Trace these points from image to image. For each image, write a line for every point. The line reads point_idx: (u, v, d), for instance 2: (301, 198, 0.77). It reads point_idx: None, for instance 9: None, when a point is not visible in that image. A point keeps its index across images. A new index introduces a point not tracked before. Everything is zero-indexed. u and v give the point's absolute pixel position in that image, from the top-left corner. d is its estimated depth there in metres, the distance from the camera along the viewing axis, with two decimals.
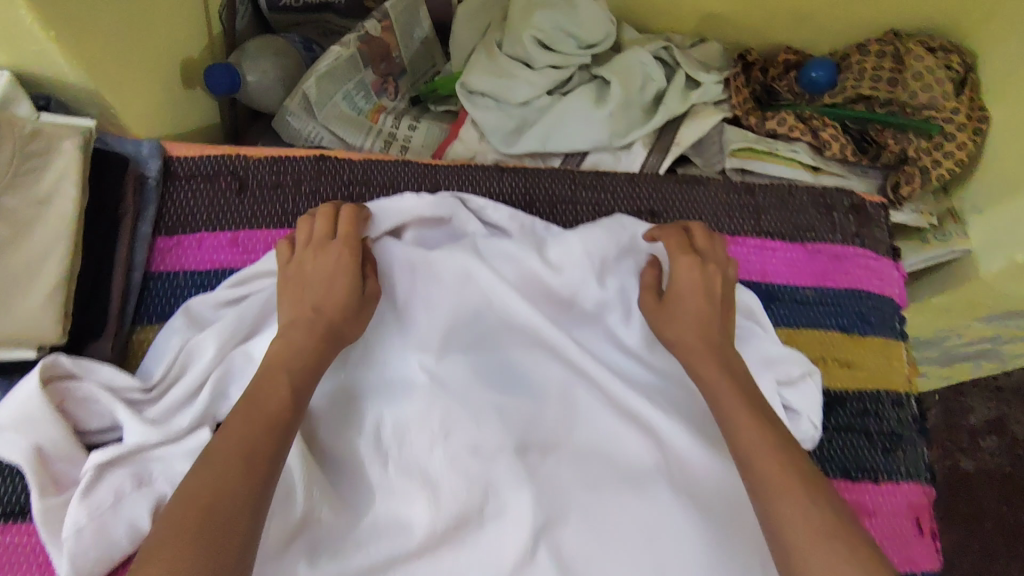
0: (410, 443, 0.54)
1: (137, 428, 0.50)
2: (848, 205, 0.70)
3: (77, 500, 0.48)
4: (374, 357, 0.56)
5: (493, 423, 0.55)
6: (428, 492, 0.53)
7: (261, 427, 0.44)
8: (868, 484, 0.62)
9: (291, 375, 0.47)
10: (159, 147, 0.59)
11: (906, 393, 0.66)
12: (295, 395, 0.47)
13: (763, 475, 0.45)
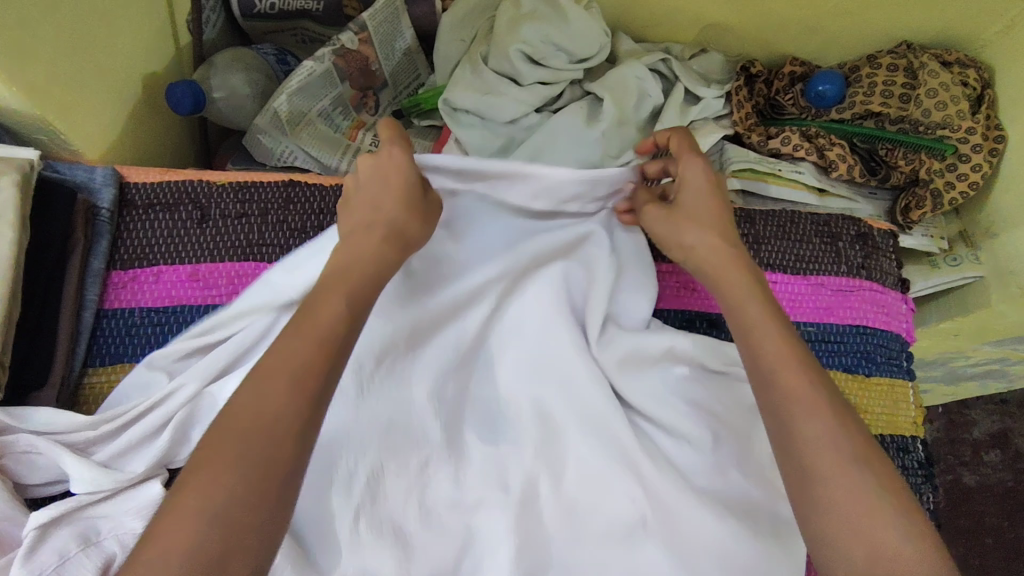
0: (384, 497, 0.50)
1: (86, 474, 0.46)
2: (855, 233, 0.64)
3: (17, 565, 0.42)
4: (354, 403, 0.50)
5: (474, 473, 0.51)
6: (399, 550, 0.49)
7: (313, 344, 0.38)
8: None
9: (346, 291, 0.41)
10: (113, 173, 0.55)
11: (911, 436, 0.61)
12: (353, 309, 0.41)
13: (784, 386, 0.42)
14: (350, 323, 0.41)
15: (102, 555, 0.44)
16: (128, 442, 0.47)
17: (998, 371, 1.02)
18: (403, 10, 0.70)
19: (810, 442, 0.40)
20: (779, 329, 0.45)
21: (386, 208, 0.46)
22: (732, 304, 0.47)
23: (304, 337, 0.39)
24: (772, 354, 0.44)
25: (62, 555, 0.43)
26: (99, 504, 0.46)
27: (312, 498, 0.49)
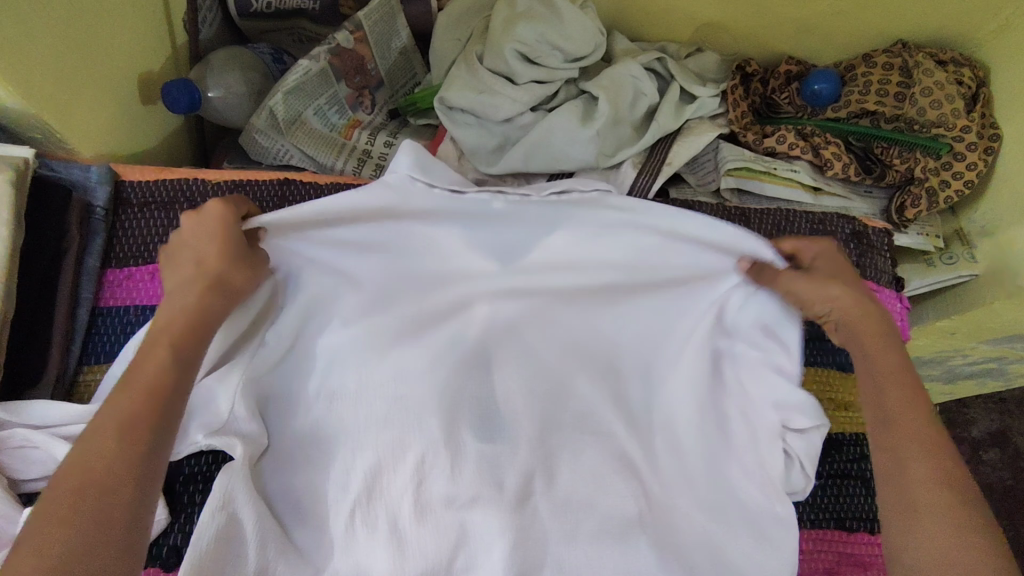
0: (383, 491, 0.50)
1: None
2: (849, 232, 0.64)
3: None
4: (337, 402, 0.52)
5: (469, 472, 0.50)
6: (395, 543, 0.49)
7: (136, 400, 0.40)
8: (863, 534, 0.57)
9: (173, 343, 0.42)
10: (108, 171, 0.55)
11: None
12: (179, 359, 0.42)
13: (906, 433, 0.45)
14: (176, 376, 0.42)
15: None
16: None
17: (995, 370, 1.02)
18: (399, 9, 0.70)
19: (923, 492, 0.43)
20: (903, 378, 0.47)
21: (211, 261, 0.45)
22: (869, 349, 0.48)
23: (121, 396, 0.40)
24: (899, 399, 0.46)
25: None
26: None
27: (309, 489, 0.50)
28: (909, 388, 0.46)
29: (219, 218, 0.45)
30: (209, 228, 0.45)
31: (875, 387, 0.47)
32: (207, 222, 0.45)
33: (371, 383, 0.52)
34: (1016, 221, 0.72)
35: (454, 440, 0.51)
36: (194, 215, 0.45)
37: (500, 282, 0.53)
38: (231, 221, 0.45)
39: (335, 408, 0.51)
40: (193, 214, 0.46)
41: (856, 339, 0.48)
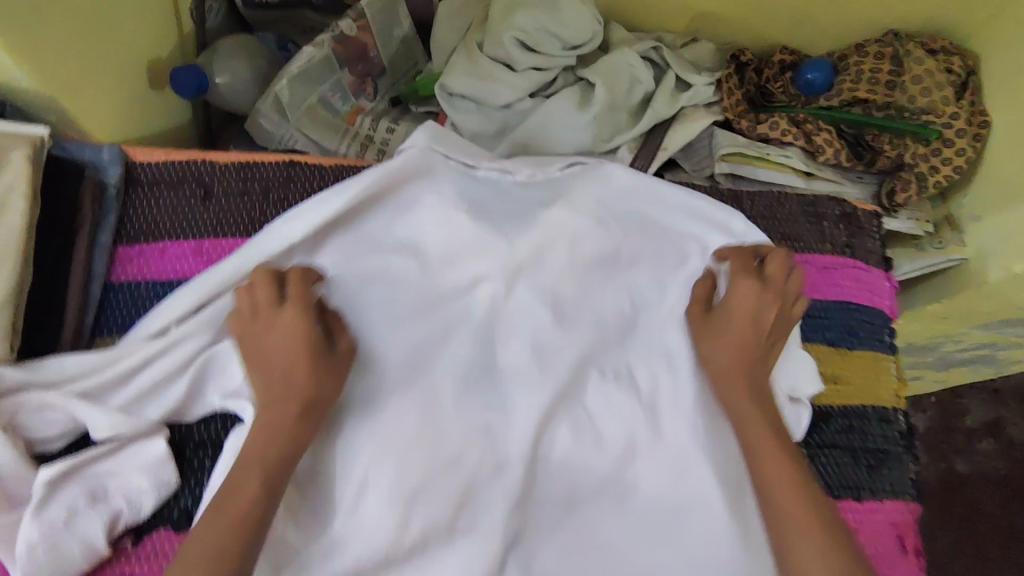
0: (391, 455, 0.51)
1: (107, 419, 0.48)
2: (839, 213, 0.66)
3: (29, 518, 0.45)
4: (345, 371, 0.54)
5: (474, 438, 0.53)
6: (405, 503, 0.50)
7: (226, 526, 0.42)
8: (851, 502, 0.57)
9: (262, 462, 0.45)
10: (120, 152, 0.56)
11: (894, 409, 0.62)
12: (269, 486, 0.45)
13: (783, 511, 0.46)
14: (267, 494, 0.44)
15: (110, 512, 0.47)
16: (144, 390, 0.49)
17: (987, 356, 1.04)
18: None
19: (794, 537, 0.45)
20: (776, 454, 0.49)
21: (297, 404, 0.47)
22: (746, 423, 0.51)
23: (219, 518, 0.43)
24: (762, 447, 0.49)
25: (70, 509, 0.46)
26: (108, 461, 0.48)
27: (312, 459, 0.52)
28: (775, 457, 0.49)
29: (302, 343, 0.48)
30: (293, 346, 0.48)
31: (751, 441, 0.50)
32: (290, 339, 0.48)
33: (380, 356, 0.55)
34: (1005, 205, 0.73)
35: (458, 411, 0.53)
36: (277, 341, 0.47)
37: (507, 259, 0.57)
38: (316, 342, 0.48)
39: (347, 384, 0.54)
40: (275, 336, 0.48)
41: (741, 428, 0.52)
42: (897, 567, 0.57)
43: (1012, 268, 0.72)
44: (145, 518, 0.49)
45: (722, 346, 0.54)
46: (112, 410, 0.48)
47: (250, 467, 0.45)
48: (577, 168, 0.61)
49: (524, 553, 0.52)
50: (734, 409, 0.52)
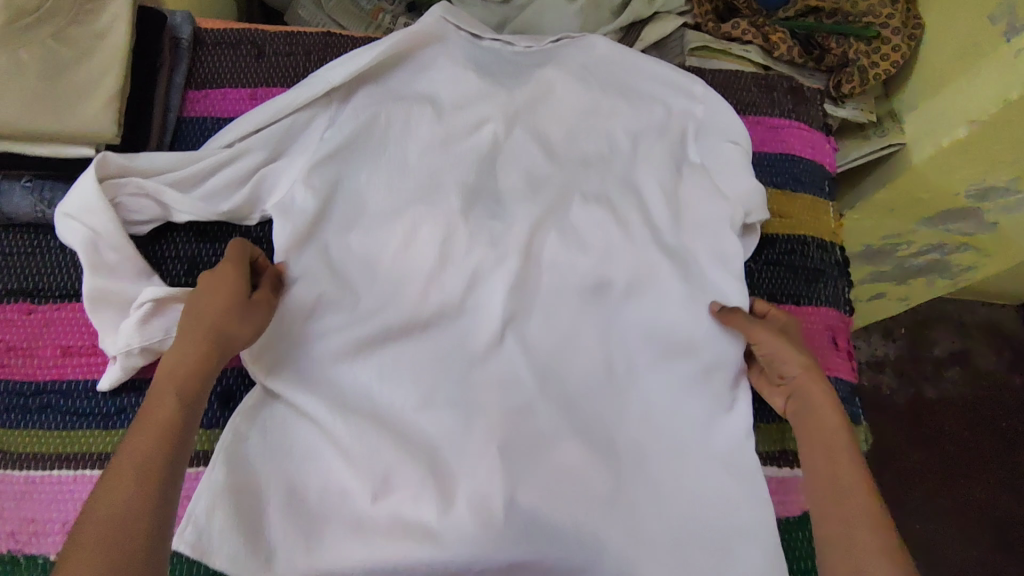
0: (415, 250, 0.64)
1: (190, 204, 0.60)
2: (787, 86, 0.78)
3: (133, 326, 0.55)
4: (367, 188, 0.66)
5: (481, 240, 0.65)
6: (429, 283, 0.64)
7: (156, 436, 0.48)
8: (790, 306, 0.69)
9: (178, 388, 0.51)
10: (190, 16, 0.69)
11: (831, 241, 0.73)
12: (188, 404, 0.51)
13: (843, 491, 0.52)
14: (185, 400, 0.50)
15: None
16: (216, 188, 0.62)
17: (940, 264, 1.14)
18: None
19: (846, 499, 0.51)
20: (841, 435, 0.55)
21: (218, 319, 0.54)
22: (815, 407, 0.57)
23: (148, 429, 0.48)
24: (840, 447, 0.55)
25: (166, 331, 0.57)
26: None
27: (349, 251, 0.64)
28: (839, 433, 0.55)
29: (225, 279, 0.55)
30: (212, 298, 0.55)
31: (813, 422, 0.57)
32: (211, 292, 0.55)
33: (403, 177, 0.67)
34: (936, 91, 0.86)
35: (468, 223, 0.65)
36: (205, 282, 0.55)
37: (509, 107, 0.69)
38: (238, 280, 0.56)
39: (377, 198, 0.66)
40: (202, 281, 0.55)
41: (808, 400, 0.58)
42: (827, 358, 0.68)
43: (940, 143, 0.85)
44: None
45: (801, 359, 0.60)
46: (194, 199, 0.61)
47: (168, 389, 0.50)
48: (567, 41, 0.74)
49: (520, 331, 0.64)
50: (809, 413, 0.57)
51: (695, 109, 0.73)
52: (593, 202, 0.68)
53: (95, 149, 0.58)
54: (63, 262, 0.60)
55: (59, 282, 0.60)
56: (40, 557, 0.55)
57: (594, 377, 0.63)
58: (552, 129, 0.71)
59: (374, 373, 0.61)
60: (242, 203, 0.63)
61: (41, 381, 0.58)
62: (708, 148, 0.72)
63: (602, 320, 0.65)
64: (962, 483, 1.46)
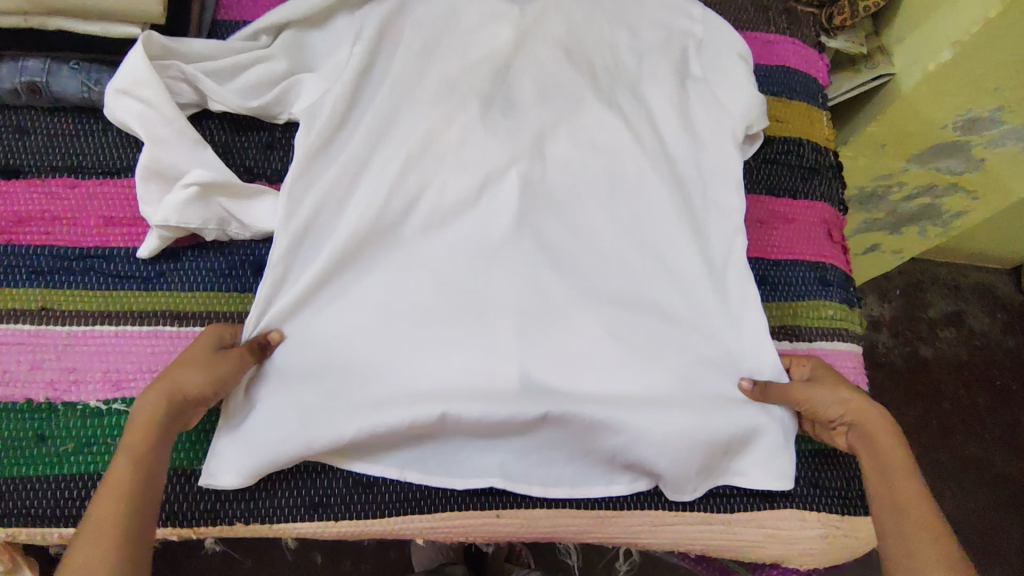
0: (438, 143, 0.66)
1: (227, 94, 0.64)
2: (782, 8, 0.83)
3: (173, 205, 0.58)
4: (382, 87, 0.68)
5: (501, 133, 0.68)
6: (443, 180, 0.66)
7: (113, 498, 0.47)
8: (786, 199, 0.74)
9: (142, 447, 0.50)
10: None
11: (825, 146, 0.78)
12: (151, 461, 0.50)
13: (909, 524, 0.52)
14: (140, 462, 0.49)
15: (225, 233, 0.62)
16: (252, 83, 0.66)
17: (931, 209, 1.19)
18: None
19: (921, 549, 0.50)
20: (907, 477, 0.54)
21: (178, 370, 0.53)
22: (878, 449, 0.56)
23: (107, 496, 0.47)
24: (906, 491, 0.54)
25: (202, 222, 0.60)
26: (238, 210, 0.61)
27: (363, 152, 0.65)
28: (900, 468, 0.55)
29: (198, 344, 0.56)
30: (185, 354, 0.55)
31: (876, 464, 0.56)
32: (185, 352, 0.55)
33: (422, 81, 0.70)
34: (921, 22, 0.91)
35: (485, 122, 0.68)
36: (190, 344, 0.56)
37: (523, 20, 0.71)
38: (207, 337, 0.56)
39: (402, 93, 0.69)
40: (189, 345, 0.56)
41: (870, 438, 0.57)
42: (823, 246, 0.72)
43: (927, 68, 0.90)
44: (242, 241, 0.63)
45: (840, 405, 0.59)
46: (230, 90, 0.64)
47: (127, 454, 0.49)
48: None
49: (536, 223, 0.66)
50: (877, 452, 0.56)
51: (692, 28, 0.76)
52: (603, 105, 0.70)
53: (141, 26, 0.63)
54: (117, 141, 0.64)
55: (116, 159, 0.64)
56: (79, 404, 0.57)
57: (604, 255, 0.66)
58: (566, 35, 0.72)
59: (396, 244, 0.65)
60: (272, 100, 0.65)
61: (85, 247, 0.61)
62: (712, 62, 0.75)
63: (618, 214, 0.68)
64: (958, 438, 1.49)
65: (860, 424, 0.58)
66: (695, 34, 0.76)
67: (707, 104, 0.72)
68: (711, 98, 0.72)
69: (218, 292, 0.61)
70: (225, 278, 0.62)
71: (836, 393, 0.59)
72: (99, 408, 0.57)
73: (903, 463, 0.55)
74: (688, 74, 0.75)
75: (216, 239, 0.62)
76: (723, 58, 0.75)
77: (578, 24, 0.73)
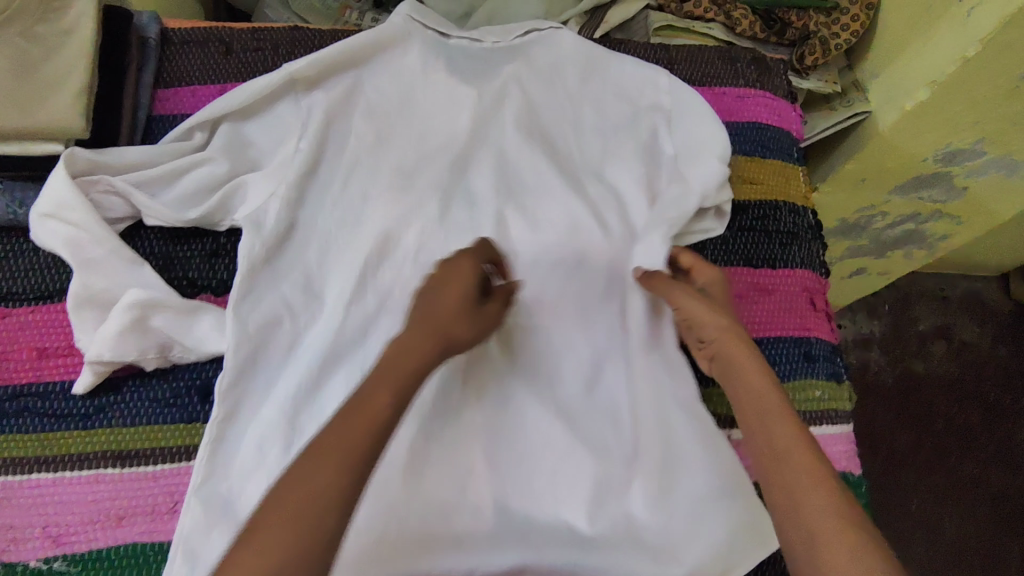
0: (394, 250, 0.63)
1: (159, 207, 0.59)
2: (751, 57, 0.79)
3: (108, 336, 0.55)
4: (330, 188, 0.65)
5: (463, 234, 0.65)
6: (402, 287, 0.62)
7: (370, 424, 0.45)
8: (765, 269, 0.70)
9: (391, 386, 0.47)
10: (157, 16, 0.69)
11: (803, 205, 0.75)
12: (403, 399, 0.48)
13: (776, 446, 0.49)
14: (405, 410, 0.47)
15: (167, 358, 0.57)
16: (190, 194, 0.62)
17: (915, 233, 1.16)
18: None
19: (806, 499, 0.47)
20: (769, 396, 0.52)
21: (444, 317, 0.51)
22: (738, 373, 0.54)
23: (353, 426, 0.45)
24: (774, 422, 0.50)
25: (140, 352, 0.56)
26: (180, 336, 0.57)
27: (320, 255, 0.63)
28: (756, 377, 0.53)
29: (460, 275, 0.53)
30: (443, 293, 0.52)
31: (741, 383, 0.54)
32: (455, 281, 0.53)
33: (376, 173, 0.66)
34: (895, 59, 0.88)
35: (444, 220, 0.65)
36: (456, 271, 0.53)
37: (480, 104, 0.69)
38: (473, 268, 0.53)
39: (355, 188, 0.66)
40: (455, 274, 0.53)
41: (730, 361, 0.55)
42: (806, 316, 0.70)
43: (904, 107, 0.86)
44: (187, 363, 0.58)
45: (705, 318, 0.57)
46: (162, 203, 0.60)
47: (397, 381, 0.48)
48: (534, 35, 0.72)
49: (503, 326, 0.62)
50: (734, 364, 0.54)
51: (666, 99, 0.72)
52: (568, 187, 0.67)
53: (65, 145, 0.58)
54: (48, 263, 0.60)
55: (47, 282, 0.59)
56: (20, 564, 0.53)
57: (579, 352, 0.62)
58: (521, 115, 0.69)
59: (359, 365, 0.59)
60: (211, 209, 0.61)
61: (18, 385, 0.57)
62: (685, 125, 0.71)
63: (591, 305, 0.64)
64: (954, 458, 1.47)
65: (723, 344, 0.56)
66: (663, 102, 0.72)
67: (676, 176, 0.68)
68: (682, 175, 0.68)
69: (160, 423, 0.57)
70: (168, 409, 0.58)
71: (703, 310, 0.57)
72: (41, 567, 0.53)
73: (769, 391, 0.52)
74: (661, 152, 0.70)
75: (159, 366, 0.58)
76: (698, 127, 0.70)
77: (537, 98, 0.71)
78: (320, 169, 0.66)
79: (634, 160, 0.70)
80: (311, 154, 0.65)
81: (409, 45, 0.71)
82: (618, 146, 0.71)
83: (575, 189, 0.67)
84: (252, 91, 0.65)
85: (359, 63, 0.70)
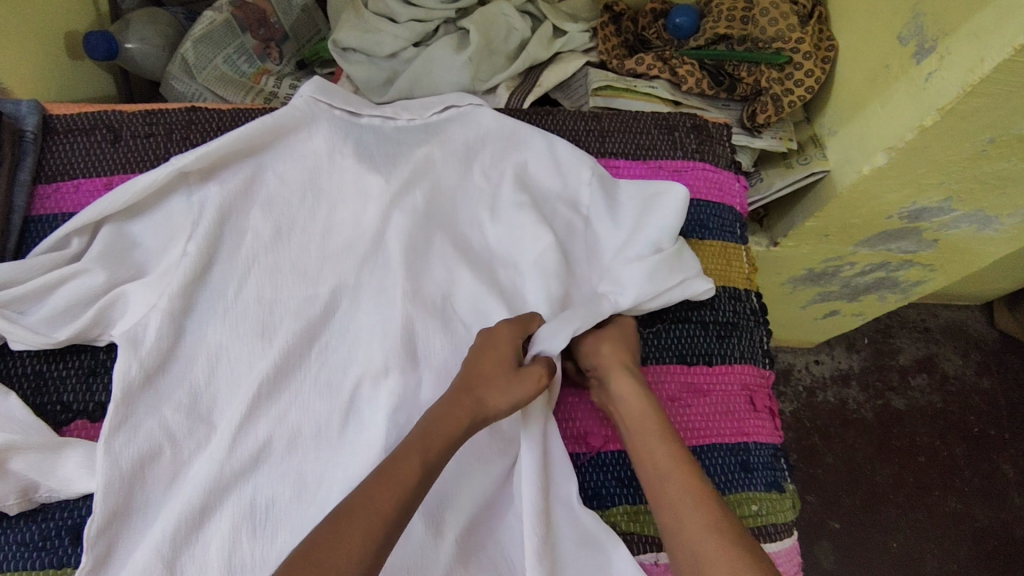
0: (286, 361, 0.59)
1: (21, 330, 0.56)
2: (690, 125, 0.74)
3: None
4: (222, 293, 0.60)
5: (363, 341, 0.60)
6: (296, 404, 0.58)
7: (394, 491, 0.47)
8: (701, 367, 0.66)
9: (425, 455, 0.50)
10: (37, 105, 0.64)
11: (745, 289, 0.70)
12: (427, 466, 0.50)
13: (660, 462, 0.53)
14: (423, 477, 0.49)
15: (31, 500, 0.54)
16: (59, 310, 0.58)
17: (889, 280, 1.08)
18: (316, 8, 0.86)
19: (686, 517, 0.49)
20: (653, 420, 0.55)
21: (483, 389, 0.54)
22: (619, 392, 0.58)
23: (389, 483, 0.48)
24: (657, 444, 0.54)
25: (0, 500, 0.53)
26: (45, 478, 0.54)
27: (206, 368, 0.58)
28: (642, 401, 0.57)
29: (511, 340, 0.57)
30: (501, 356, 0.56)
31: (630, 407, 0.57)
32: (503, 350, 0.57)
33: (272, 275, 0.61)
34: (853, 117, 0.82)
35: (342, 325, 0.61)
36: (501, 342, 0.57)
37: (388, 192, 0.63)
38: (517, 334, 0.58)
39: (250, 294, 0.61)
40: (502, 342, 0.57)
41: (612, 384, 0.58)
42: (744, 420, 0.65)
43: (861, 170, 0.80)
44: (57, 500, 0.55)
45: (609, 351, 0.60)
46: (26, 327, 0.57)
47: (418, 444, 0.51)
48: (451, 113, 0.68)
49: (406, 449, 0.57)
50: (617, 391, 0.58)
51: (583, 192, 0.67)
52: (480, 286, 0.63)
53: None
54: None
55: None
56: None
57: (478, 475, 0.57)
58: (432, 206, 0.64)
59: (247, 499, 0.55)
60: (82, 327, 0.57)
61: None
62: (609, 214, 0.67)
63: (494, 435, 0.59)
64: (936, 496, 1.27)
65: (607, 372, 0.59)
66: (584, 196, 0.68)
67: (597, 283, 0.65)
68: (621, 274, 0.63)
69: (27, 570, 0.54)
70: (36, 554, 0.54)
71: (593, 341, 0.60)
72: None
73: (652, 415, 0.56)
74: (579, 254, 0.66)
75: (26, 508, 0.55)
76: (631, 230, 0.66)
77: (454, 185, 0.66)
78: (210, 273, 0.61)
79: (554, 253, 0.64)
80: (200, 259, 0.60)
81: (311, 126, 0.64)
82: (537, 234, 0.65)
83: (489, 286, 0.63)
84: (123, 195, 0.60)
85: (259, 150, 0.64)
